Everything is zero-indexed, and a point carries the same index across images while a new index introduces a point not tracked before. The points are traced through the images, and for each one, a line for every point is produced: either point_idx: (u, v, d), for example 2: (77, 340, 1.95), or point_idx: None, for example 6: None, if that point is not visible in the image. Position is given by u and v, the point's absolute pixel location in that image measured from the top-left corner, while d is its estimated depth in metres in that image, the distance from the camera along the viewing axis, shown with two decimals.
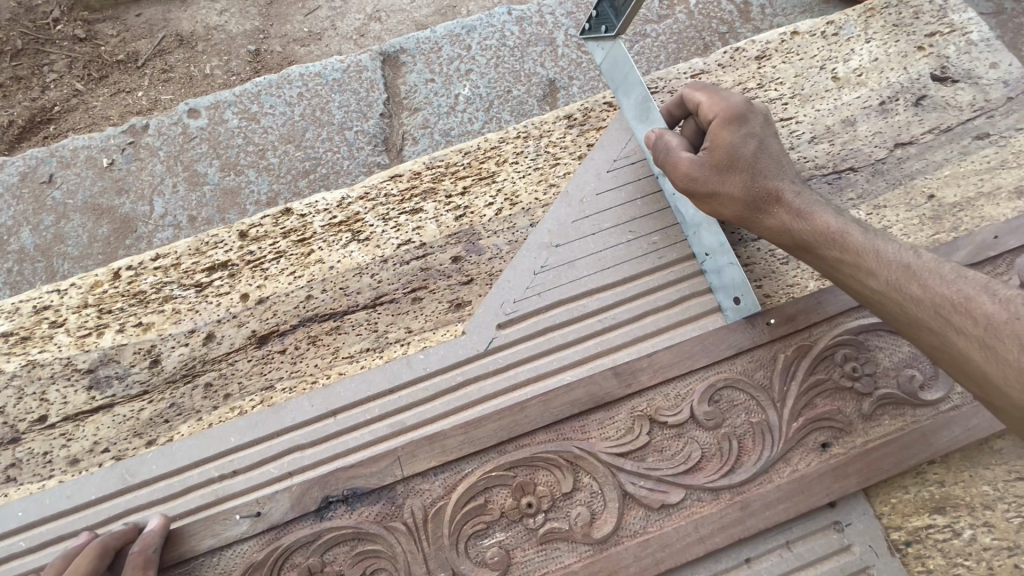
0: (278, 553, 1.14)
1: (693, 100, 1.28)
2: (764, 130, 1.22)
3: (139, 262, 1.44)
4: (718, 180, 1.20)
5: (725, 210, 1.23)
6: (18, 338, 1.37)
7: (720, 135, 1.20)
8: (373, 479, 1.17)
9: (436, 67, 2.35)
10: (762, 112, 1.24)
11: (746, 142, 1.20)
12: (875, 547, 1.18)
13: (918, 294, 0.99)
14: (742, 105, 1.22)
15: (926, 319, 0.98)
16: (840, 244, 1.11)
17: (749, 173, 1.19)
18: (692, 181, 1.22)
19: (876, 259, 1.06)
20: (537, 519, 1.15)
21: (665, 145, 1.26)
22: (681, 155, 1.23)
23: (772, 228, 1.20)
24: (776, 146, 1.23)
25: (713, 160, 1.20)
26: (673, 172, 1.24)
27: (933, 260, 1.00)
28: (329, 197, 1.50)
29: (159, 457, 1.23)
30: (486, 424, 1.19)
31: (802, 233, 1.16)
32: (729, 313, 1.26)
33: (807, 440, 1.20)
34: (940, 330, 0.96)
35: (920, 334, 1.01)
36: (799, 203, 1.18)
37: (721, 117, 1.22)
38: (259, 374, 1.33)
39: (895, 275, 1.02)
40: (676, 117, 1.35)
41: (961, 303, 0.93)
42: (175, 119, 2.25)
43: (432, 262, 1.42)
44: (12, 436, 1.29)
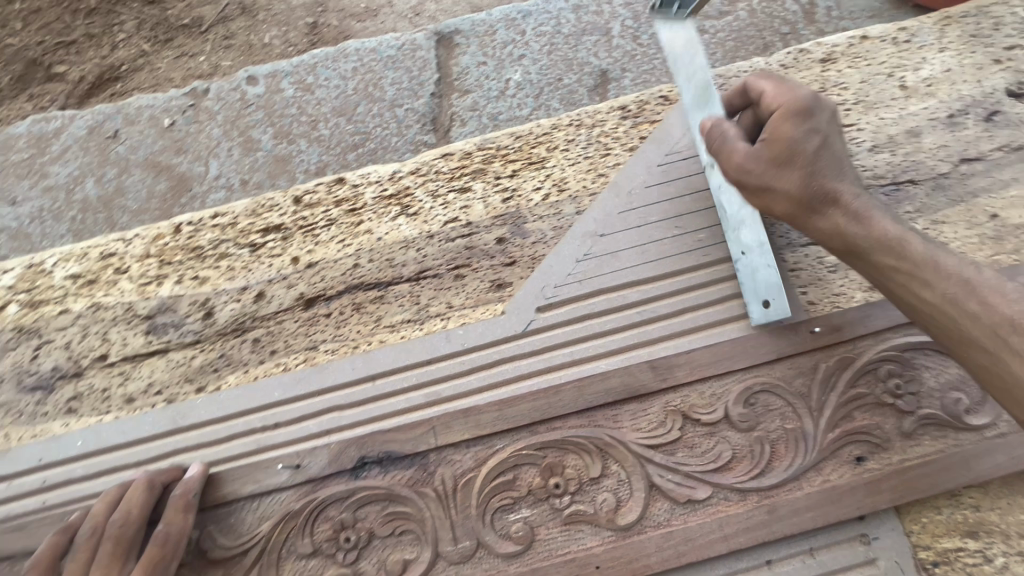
0: (313, 504, 1.18)
1: (757, 90, 1.25)
2: (829, 128, 1.17)
3: (199, 219, 1.51)
4: (774, 174, 1.16)
5: (779, 206, 1.18)
6: (86, 280, 1.45)
7: (781, 126, 1.16)
8: (408, 445, 1.21)
9: (490, 51, 2.36)
10: (831, 109, 1.19)
11: (809, 137, 1.15)
12: (901, 563, 1.16)
13: (975, 310, 0.97)
14: (810, 100, 1.18)
15: (980, 338, 0.96)
16: (896, 251, 1.07)
17: (808, 170, 1.14)
18: (746, 172, 1.19)
19: (934, 270, 1.02)
20: (563, 500, 1.17)
21: (722, 133, 1.24)
22: (736, 145, 1.21)
23: (824, 229, 1.14)
24: (840, 145, 1.17)
25: (771, 153, 1.16)
26: (726, 162, 1.21)
27: (995, 278, 0.98)
28: (382, 170, 1.54)
29: (209, 404, 1.30)
30: (520, 403, 1.23)
31: (855, 237, 1.11)
32: (757, 315, 1.24)
33: (842, 452, 1.19)
34: (994, 349, 0.94)
35: (970, 351, 0.98)
36: (857, 206, 1.12)
37: (785, 109, 1.18)
38: (305, 335, 1.38)
39: (954, 289, 1.00)
40: (734, 106, 1.33)
41: (1019, 324, 0.92)
42: (235, 85, 2.33)
43: (477, 241, 1.44)
44: (75, 370, 1.37)
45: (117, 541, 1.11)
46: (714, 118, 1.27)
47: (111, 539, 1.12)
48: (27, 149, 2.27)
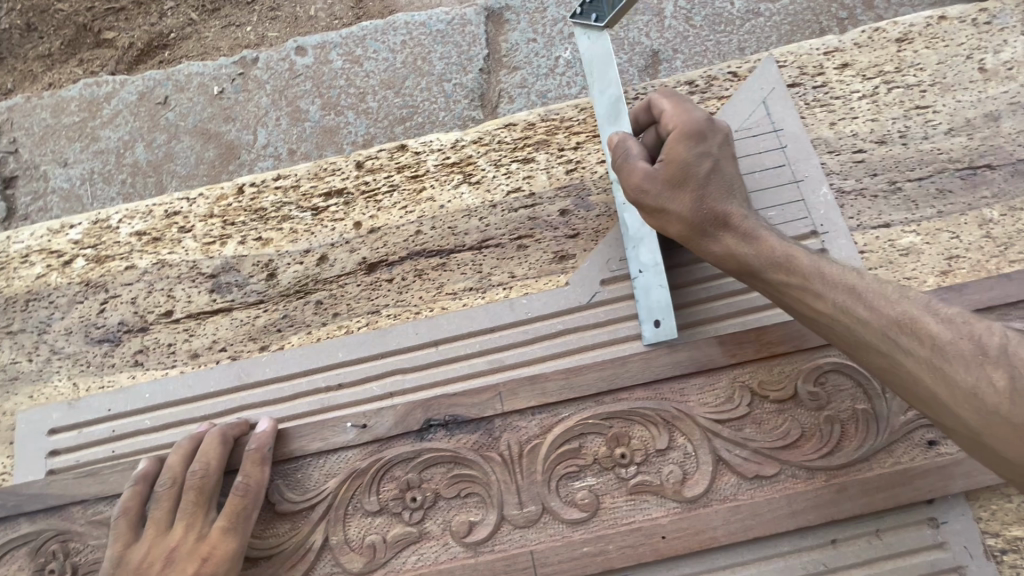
0: (379, 464, 1.18)
1: (658, 110, 1.31)
2: (719, 151, 1.24)
3: (262, 181, 1.52)
4: (671, 196, 1.20)
5: (671, 227, 1.23)
6: (150, 238, 1.47)
7: (676, 150, 1.22)
8: (474, 409, 1.21)
9: (539, 28, 2.32)
10: (721, 132, 1.26)
11: (700, 160, 1.21)
12: (970, 548, 1.15)
13: (864, 315, 1.00)
14: (702, 123, 1.25)
15: (873, 341, 0.99)
16: (784, 267, 1.12)
17: (700, 192, 1.20)
18: (643, 193, 1.23)
19: (823, 281, 1.07)
20: (629, 470, 1.17)
21: (625, 151, 1.27)
22: (637, 165, 1.24)
23: (718, 252, 1.20)
24: (731, 169, 1.25)
25: (667, 175, 1.21)
26: (626, 181, 1.24)
27: (875, 283, 1.03)
28: (444, 138, 1.53)
29: (274, 362, 1.32)
30: (586, 373, 1.22)
31: (747, 257, 1.16)
32: (649, 334, 1.25)
33: (914, 435, 1.18)
34: (887, 351, 0.98)
35: (868, 354, 1.01)
36: (746, 226, 1.18)
37: (679, 133, 1.24)
38: (367, 299, 1.39)
39: (842, 296, 1.04)
40: (640, 123, 1.37)
41: (907, 323, 0.96)
42: (284, 55, 2.32)
43: (540, 212, 1.43)
44: (141, 325, 1.39)
45: (197, 492, 1.12)
46: (619, 134, 1.31)
47: (190, 489, 1.13)
48: (79, 112, 2.29)
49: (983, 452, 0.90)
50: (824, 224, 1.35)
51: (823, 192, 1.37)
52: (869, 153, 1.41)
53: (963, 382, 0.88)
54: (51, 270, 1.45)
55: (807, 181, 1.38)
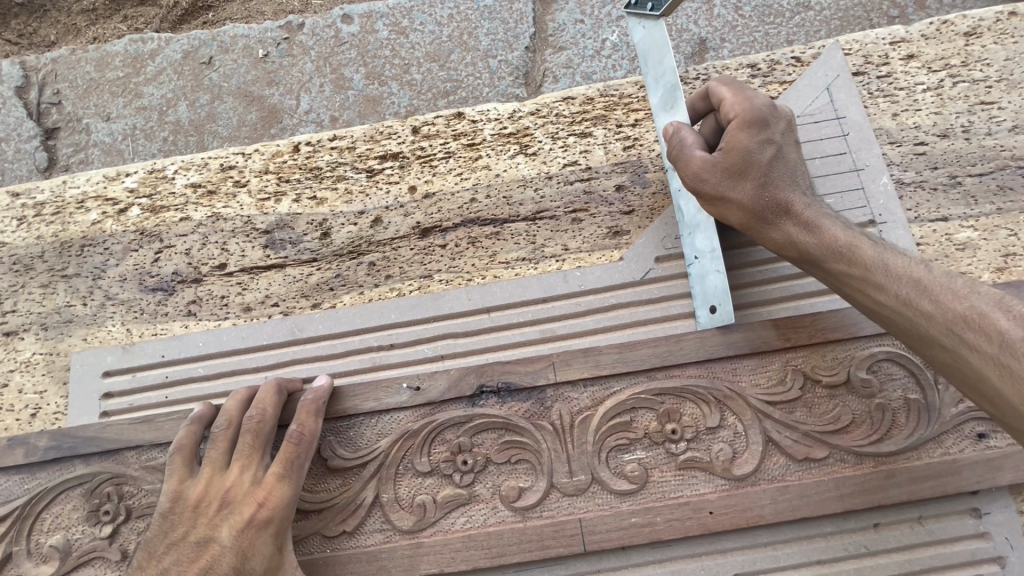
0: (431, 426, 1.20)
1: (717, 95, 1.25)
2: (783, 138, 1.19)
3: (318, 140, 1.52)
4: (730, 184, 1.16)
5: (730, 215, 1.20)
6: (205, 191, 1.48)
7: (736, 137, 1.17)
8: (527, 377, 1.21)
9: (588, 9, 2.29)
10: (785, 118, 1.21)
11: (762, 147, 1.16)
12: (1012, 540, 1.15)
13: (929, 310, 0.94)
14: (765, 109, 1.19)
15: (938, 336, 0.93)
16: (849, 258, 1.07)
17: (761, 181, 1.15)
18: (702, 181, 1.19)
19: (886, 273, 1.01)
20: (679, 446, 1.18)
21: (680, 140, 1.23)
22: (695, 153, 1.20)
23: (778, 240, 1.16)
24: (794, 155, 1.19)
25: (727, 163, 1.16)
26: (684, 169, 1.21)
27: (947, 277, 0.96)
28: (501, 108, 1.53)
29: (327, 320, 1.34)
30: (640, 348, 1.22)
31: (808, 247, 1.12)
32: (704, 321, 1.25)
33: (964, 427, 1.18)
34: (952, 347, 0.91)
35: (932, 350, 0.96)
36: (808, 215, 1.14)
37: (741, 118, 1.18)
38: (420, 263, 1.39)
39: (907, 290, 0.98)
40: (698, 111, 1.31)
41: (974, 319, 0.88)
42: (330, 22, 2.32)
43: (595, 187, 1.43)
44: (194, 276, 1.40)
45: (254, 436, 1.13)
46: (675, 123, 1.27)
47: (247, 434, 1.14)
48: (123, 68, 2.29)
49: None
50: (882, 214, 1.35)
51: (883, 182, 1.36)
52: (930, 145, 1.40)
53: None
54: (107, 217, 1.46)
55: (867, 171, 1.37)
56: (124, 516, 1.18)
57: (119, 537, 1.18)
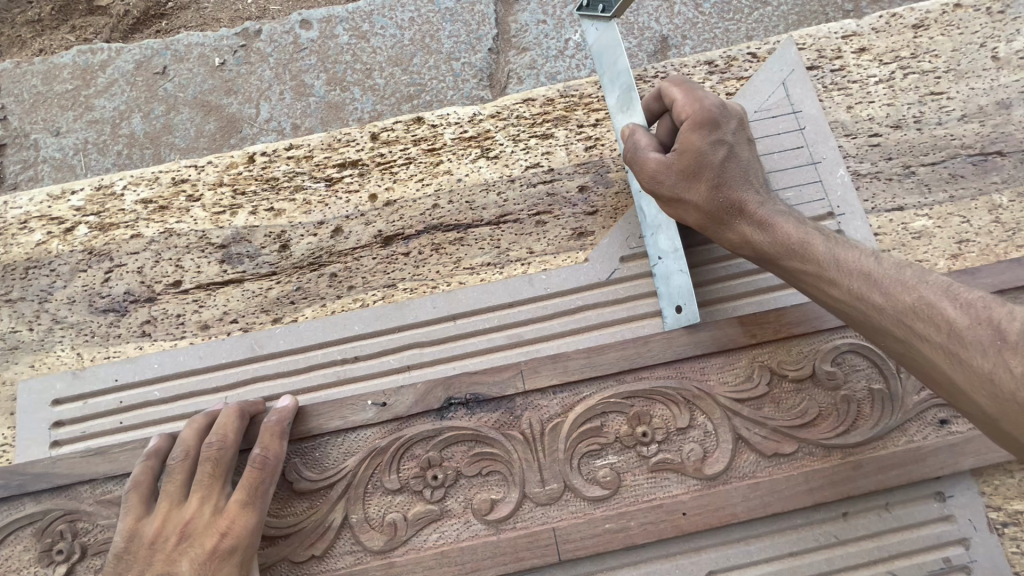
0: (400, 442, 1.17)
1: (668, 95, 1.23)
2: (734, 136, 1.18)
3: (273, 150, 1.48)
4: (684, 185, 1.16)
5: (688, 216, 1.19)
6: (157, 206, 1.42)
7: (689, 138, 1.15)
8: (496, 388, 1.19)
9: (549, 9, 2.29)
10: (735, 115, 1.20)
11: (714, 148, 1.15)
12: (975, 521, 1.18)
13: (881, 301, 0.95)
14: (715, 107, 1.17)
15: (890, 327, 0.94)
16: (802, 255, 1.07)
17: (715, 182, 1.14)
18: (657, 183, 1.18)
19: (837, 266, 1.02)
20: (650, 448, 1.17)
21: (634, 142, 1.22)
22: (648, 155, 1.19)
23: (733, 240, 1.16)
24: (746, 154, 1.18)
25: (681, 165, 1.15)
26: (639, 172, 1.20)
27: (894, 267, 0.97)
28: (461, 112, 1.51)
29: (288, 334, 1.30)
30: (609, 352, 1.21)
31: (763, 246, 1.12)
32: (671, 321, 1.24)
33: (926, 413, 1.20)
34: (903, 336, 0.93)
35: (884, 339, 0.97)
36: (761, 213, 1.14)
37: (691, 120, 1.17)
38: (383, 272, 1.36)
39: (857, 283, 0.99)
40: (653, 112, 1.30)
41: (923, 308, 0.90)
42: (288, 28, 2.27)
43: (558, 189, 1.42)
44: (147, 295, 1.35)
45: (214, 465, 1.09)
46: (629, 128, 1.25)
47: (206, 462, 1.09)
48: (72, 80, 2.21)
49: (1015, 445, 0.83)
50: (840, 206, 1.36)
51: (839, 174, 1.38)
52: (884, 136, 1.42)
53: (978, 368, 0.82)
54: (53, 237, 1.40)
55: (824, 163, 1.39)
56: (78, 554, 1.13)
57: None
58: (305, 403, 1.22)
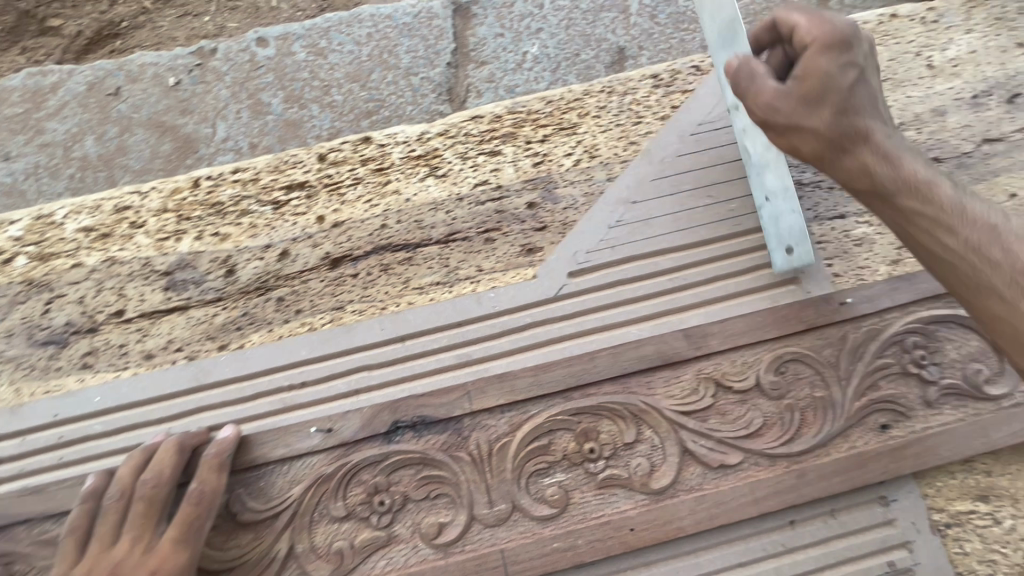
0: (347, 468, 1.16)
1: (785, 22, 1.18)
2: (865, 63, 1.12)
3: (219, 174, 1.46)
4: (804, 113, 1.11)
5: (802, 146, 1.14)
6: (99, 234, 1.40)
7: (815, 61, 1.10)
8: (443, 409, 1.20)
9: (507, 22, 2.29)
10: (866, 42, 1.14)
11: (845, 72, 1.10)
12: (917, 524, 1.22)
13: (998, 258, 0.94)
14: (848, 30, 1.11)
15: (997, 283, 0.94)
16: (923, 197, 1.05)
17: (841, 107, 1.10)
18: (775, 113, 1.13)
19: (962, 217, 1.00)
20: (598, 465, 1.18)
21: (751, 70, 1.16)
22: (766, 83, 1.14)
23: (850, 169, 1.12)
24: (874, 83, 1.13)
25: (803, 91, 1.10)
26: (753, 101, 1.15)
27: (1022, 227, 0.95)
28: (409, 130, 1.51)
29: (233, 361, 1.27)
30: (555, 368, 1.22)
31: (882, 177, 1.09)
32: (780, 262, 1.27)
33: (868, 419, 1.23)
34: (1010, 299, 0.92)
35: (980, 295, 0.97)
36: (885, 148, 1.10)
37: (821, 42, 1.10)
38: (332, 295, 1.35)
39: (978, 236, 0.98)
40: (763, 43, 1.26)
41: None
42: (244, 46, 2.23)
43: (507, 205, 1.42)
44: (89, 326, 1.33)
45: (147, 504, 1.10)
46: (742, 55, 1.18)
47: (140, 501, 1.10)
48: (21, 103, 2.15)
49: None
50: None
51: None
52: None
53: None
54: None
55: None
56: None
57: None
58: (246, 434, 1.19)
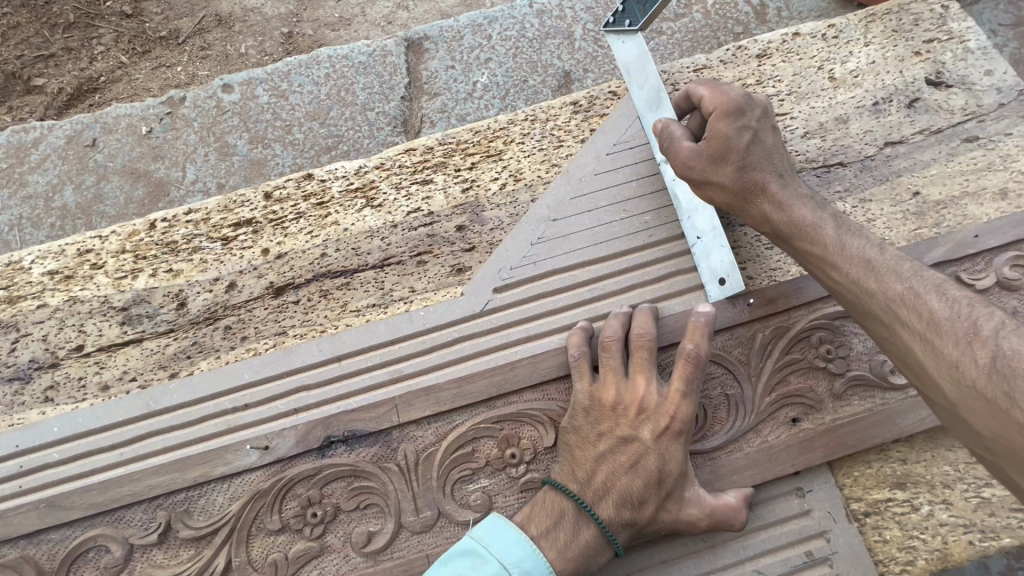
0: (282, 483, 1.27)
1: (696, 93, 1.35)
2: (760, 123, 1.29)
3: (173, 216, 1.58)
4: (712, 169, 1.28)
5: (716, 197, 1.31)
6: (63, 276, 1.51)
7: (717, 126, 1.27)
8: (372, 423, 1.30)
9: (457, 55, 2.43)
10: (761, 104, 1.31)
11: (741, 133, 1.27)
12: (834, 514, 1.26)
13: (874, 288, 1.08)
14: (740, 99, 1.29)
15: (879, 312, 1.08)
16: (812, 237, 1.20)
17: (741, 164, 1.26)
18: (689, 169, 1.30)
19: (842, 254, 1.15)
20: (519, 469, 1.30)
21: (670, 133, 1.33)
22: (683, 143, 1.30)
23: (755, 217, 1.28)
24: (771, 140, 1.30)
25: (709, 151, 1.27)
26: (674, 159, 1.31)
27: (894, 259, 1.09)
28: (348, 165, 1.63)
29: (182, 388, 1.34)
30: (478, 380, 1.32)
31: (779, 224, 1.25)
32: (715, 293, 1.34)
33: (779, 413, 1.30)
34: (890, 323, 1.06)
35: (873, 323, 1.11)
36: (781, 195, 1.26)
37: (721, 109, 1.28)
38: (275, 321, 1.45)
39: (857, 269, 1.12)
40: (682, 109, 1.42)
41: (909, 298, 1.03)
42: (210, 93, 2.37)
43: (438, 230, 1.52)
44: (51, 361, 1.43)
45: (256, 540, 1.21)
46: (663, 119, 1.35)
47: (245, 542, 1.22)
48: (6, 159, 2.28)
49: (963, 430, 0.97)
50: None
51: None
52: None
53: (948, 355, 0.95)
54: None
55: None
56: None
57: None
58: (193, 454, 1.29)
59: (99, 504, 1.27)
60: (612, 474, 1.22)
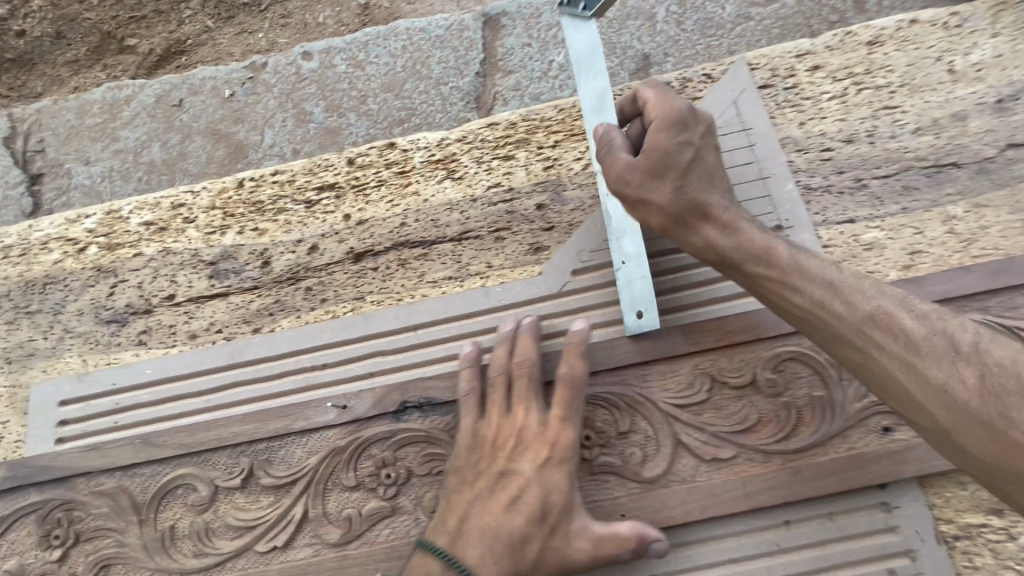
0: (358, 443, 1.31)
1: (643, 100, 1.31)
2: (703, 141, 1.26)
3: (260, 176, 1.62)
4: (651, 185, 1.23)
5: (651, 217, 1.26)
6: (157, 227, 1.58)
7: (656, 138, 1.23)
8: (448, 392, 1.31)
9: (534, 32, 2.37)
10: (706, 121, 1.28)
11: (682, 149, 1.23)
12: (922, 533, 1.20)
13: (844, 310, 1.06)
14: (685, 113, 1.26)
15: (852, 336, 1.05)
16: (764, 260, 1.16)
17: (679, 182, 1.22)
18: (624, 183, 1.25)
19: (802, 277, 1.12)
20: (592, 451, 1.27)
21: (609, 140, 1.29)
22: (620, 154, 1.26)
23: (697, 243, 1.23)
24: (711, 158, 1.27)
25: (646, 165, 1.23)
26: (608, 170, 1.27)
27: (855, 278, 1.08)
28: (430, 137, 1.62)
29: (264, 343, 1.40)
30: (553, 359, 1.32)
31: (724, 249, 1.20)
32: (631, 324, 1.30)
33: (870, 421, 1.23)
34: (866, 348, 1.03)
35: (846, 350, 1.07)
36: (726, 218, 1.22)
37: (660, 122, 1.25)
38: (353, 286, 1.47)
39: (820, 292, 1.09)
40: (626, 114, 1.36)
41: (885, 320, 1.02)
42: (291, 60, 2.42)
43: (518, 207, 1.50)
44: (145, 308, 1.51)
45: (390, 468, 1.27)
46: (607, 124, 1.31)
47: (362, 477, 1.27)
48: (101, 114, 2.40)
49: (948, 450, 0.97)
50: (789, 219, 1.43)
51: (788, 189, 1.44)
52: (836, 151, 1.47)
53: (934, 379, 0.94)
54: (68, 256, 1.58)
55: (773, 179, 1.46)
56: (73, 540, 1.34)
57: (68, 560, 1.33)
58: (275, 407, 1.34)
59: (187, 446, 1.34)
60: (484, 513, 1.20)
